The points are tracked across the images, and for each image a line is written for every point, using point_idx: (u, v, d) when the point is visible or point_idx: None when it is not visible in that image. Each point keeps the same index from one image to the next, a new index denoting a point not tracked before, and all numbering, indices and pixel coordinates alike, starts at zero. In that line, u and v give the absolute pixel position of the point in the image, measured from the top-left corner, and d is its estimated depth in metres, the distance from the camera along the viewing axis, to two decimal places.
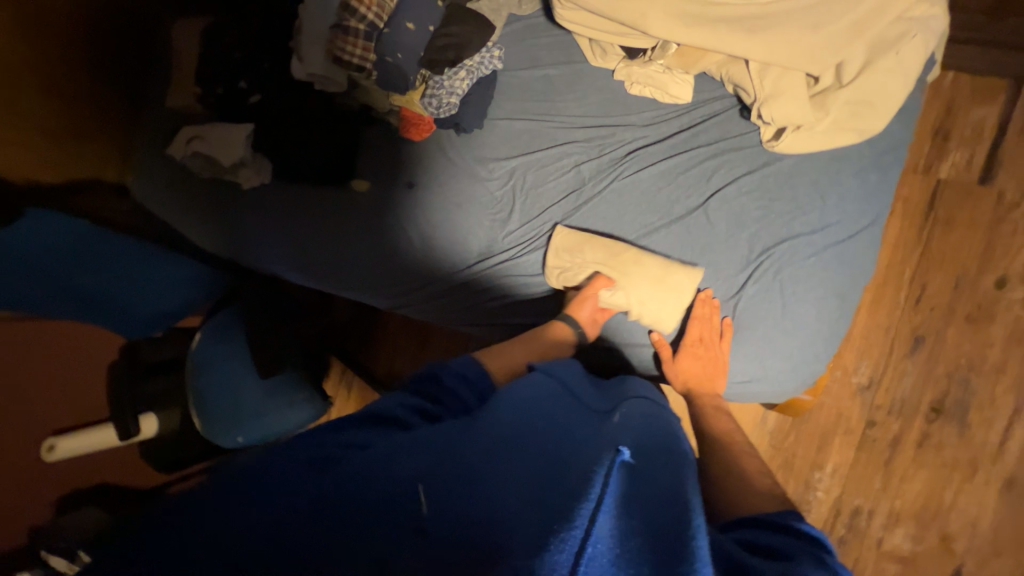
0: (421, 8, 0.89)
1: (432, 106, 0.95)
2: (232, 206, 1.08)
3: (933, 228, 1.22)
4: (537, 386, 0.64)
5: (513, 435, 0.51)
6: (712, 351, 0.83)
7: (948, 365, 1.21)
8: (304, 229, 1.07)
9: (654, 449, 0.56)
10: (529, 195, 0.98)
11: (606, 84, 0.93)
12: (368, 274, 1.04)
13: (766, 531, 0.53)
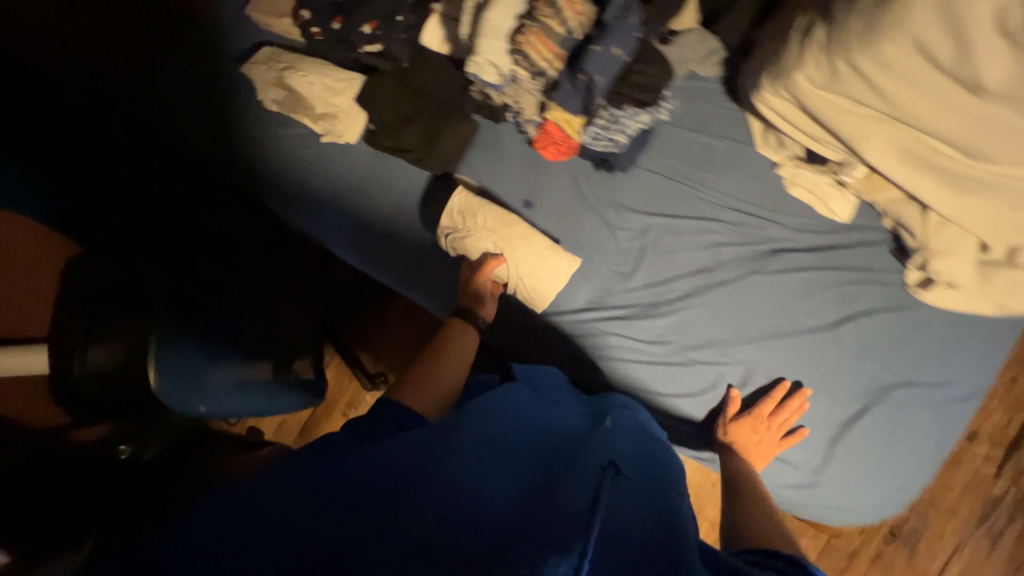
0: (626, 31, 0.78)
1: (592, 137, 0.87)
2: (310, 169, 1.05)
3: None
4: (532, 398, 0.67)
5: (507, 441, 0.52)
6: (772, 435, 0.82)
7: None
8: (345, 191, 1.03)
9: (640, 468, 0.55)
10: (659, 258, 0.92)
11: (766, 175, 0.91)
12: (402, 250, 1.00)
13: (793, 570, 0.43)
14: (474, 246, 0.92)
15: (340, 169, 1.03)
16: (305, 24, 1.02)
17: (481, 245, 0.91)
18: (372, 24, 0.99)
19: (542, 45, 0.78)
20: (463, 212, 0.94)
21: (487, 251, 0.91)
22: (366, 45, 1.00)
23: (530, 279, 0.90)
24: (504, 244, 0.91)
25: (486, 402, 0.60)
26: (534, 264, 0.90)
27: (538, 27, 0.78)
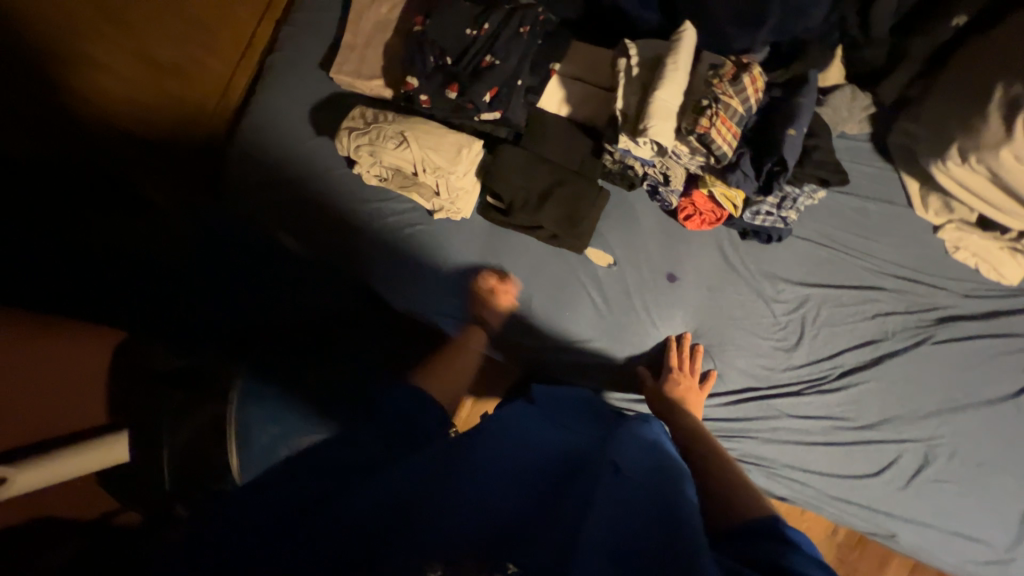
0: (802, 113, 0.75)
1: (752, 213, 0.84)
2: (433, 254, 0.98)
3: None
4: (537, 430, 0.69)
5: (506, 483, 0.51)
6: (686, 381, 0.87)
7: None
8: (448, 272, 0.99)
9: (649, 456, 0.60)
10: (820, 332, 0.88)
11: (927, 239, 0.87)
12: (507, 321, 0.97)
13: (775, 543, 0.48)
14: (377, 129, 0.91)
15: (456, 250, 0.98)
16: (413, 91, 0.91)
17: (384, 131, 0.90)
18: (492, 91, 0.87)
19: (722, 127, 0.73)
20: (453, 187, 0.91)
21: (386, 134, 0.90)
22: (484, 113, 0.89)
23: (413, 150, 0.88)
24: (401, 127, 0.90)
25: (492, 443, 0.60)
26: (430, 140, 0.89)
27: (721, 107, 0.73)
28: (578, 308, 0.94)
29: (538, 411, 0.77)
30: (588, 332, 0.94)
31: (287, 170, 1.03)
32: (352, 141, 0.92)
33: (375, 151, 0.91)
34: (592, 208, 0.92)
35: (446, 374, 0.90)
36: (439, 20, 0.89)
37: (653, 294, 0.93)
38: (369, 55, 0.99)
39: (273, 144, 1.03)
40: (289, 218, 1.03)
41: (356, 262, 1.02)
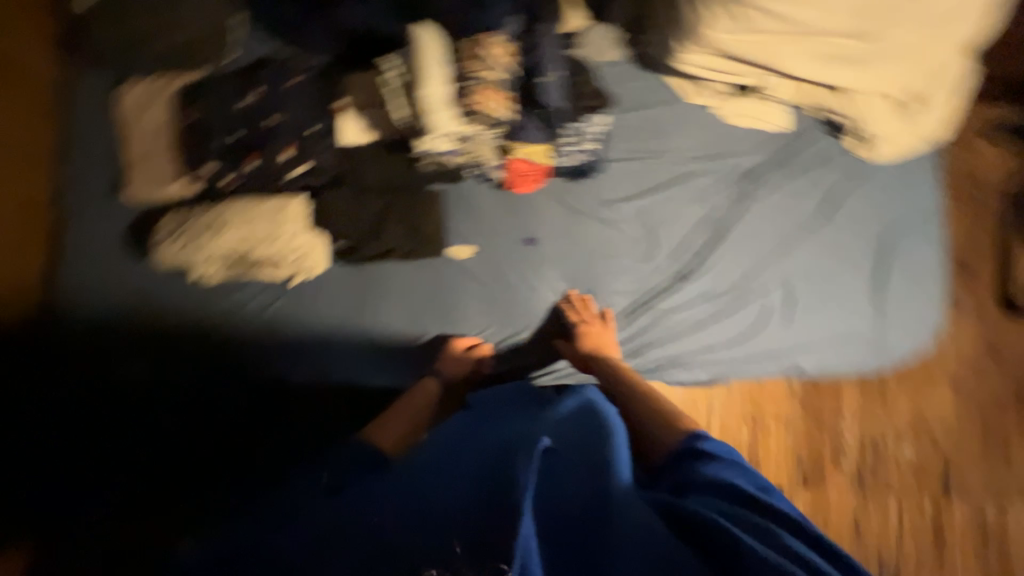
0: (551, 56, 0.84)
1: (560, 154, 0.91)
2: (303, 319, 0.96)
3: None
4: (476, 425, 0.78)
5: (453, 480, 0.63)
6: (597, 328, 0.94)
7: None
8: (325, 330, 0.97)
9: (579, 427, 0.72)
10: (665, 229, 0.98)
11: (705, 120, 1.01)
12: (405, 348, 0.97)
13: (695, 460, 0.70)
14: (191, 225, 0.90)
15: (325, 304, 0.97)
16: (213, 176, 0.92)
17: (198, 224, 0.90)
18: (292, 146, 0.91)
19: (488, 97, 0.80)
20: (290, 248, 0.91)
21: (201, 225, 0.89)
22: (291, 168, 0.91)
23: (235, 230, 0.89)
24: (214, 212, 0.90)
25: (440, 452, 0.71)
26: (246, 215, 0.89)
27: (479, 83, 0.80)
28: (464, 307, 0.97)
29: (473, 412, 0.86)
30: (483, 322, 0.97)
31: (127, 309, 0.96)
32: (173, 246, 0.91)
33: (199, 244, 0.90)
34: (429, 214, 0.96)
35: (394, 425, 0.83)
36: (211, 107, 0.94)
37: (521, 261, 0.98)
38: (161, 164, 0.97)
39: (94, 282, 0.96)
40: (140, 347, 0.95)
41: (235, 366, 0.95)
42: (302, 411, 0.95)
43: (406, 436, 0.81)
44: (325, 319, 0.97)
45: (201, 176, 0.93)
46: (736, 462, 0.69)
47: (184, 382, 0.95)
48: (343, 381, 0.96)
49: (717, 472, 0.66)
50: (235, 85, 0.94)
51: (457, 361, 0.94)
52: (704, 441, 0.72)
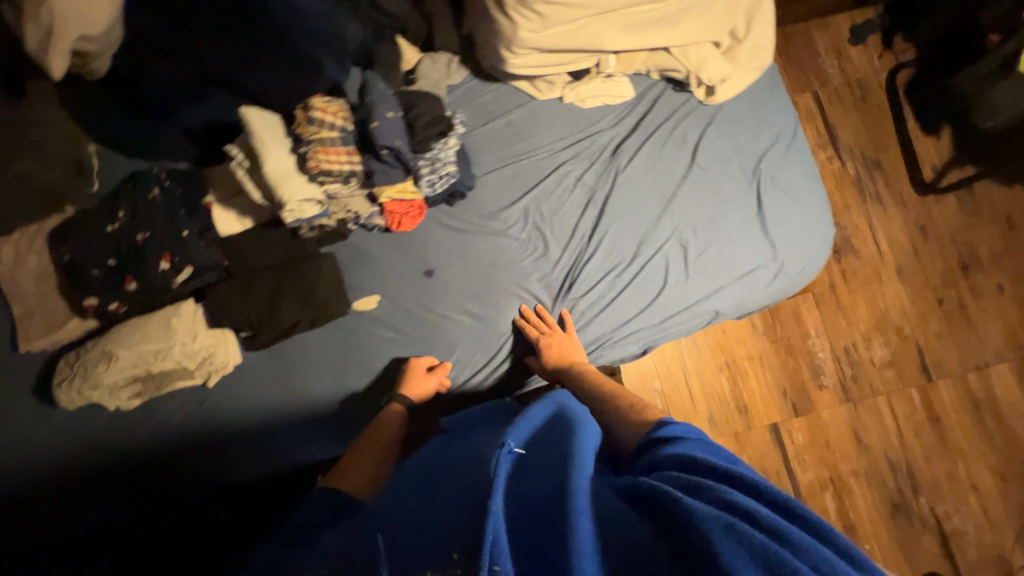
0: (386, 98, 0.85)
1: (429, 184, 0.94)
2: (231, 414, 0.96)
3: (829, 119, 1.95)
4: (449, 452, 0.72)
5: (434, 516, 0.55)
6: (559, 337, 0.95)
7: (843, 208, 1.89)
8: (256, 418, 0.96)
9: (550, 426, 0.66)
10: (552, 222, 1.01)
11: (561, 109, 1.04)
12: (339, 410, 0.97)
13: (660, 444, 0.61)
14: (84, 360, 0.89)
15: (248, 393, 0.96)
16: (99, 306, 0.91)
17: (89, 359, 0.88)
18: (166, 255, 0.91)
19: (331, 155, 0.82)
20: (192, 352, 0.91)
21: (93, 359, 0.88)
22: (175, 276, 0.92)
23: (128, 352, 0.88)
24: (103, 342, 0.89)
25: (408, 495, 0.64)
26: (136, 334, 0.89)
27: (316, 144, 0.81)
28: (386, 355, 0.98)
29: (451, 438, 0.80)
30: (406, 362, 0.98)
31: (51, 459, 0.94)
32: (72, 388, 0.89)
33: (96, 377, 0.88)
34: (320, 274, 0.95)
35: (358, 463, 0.80)
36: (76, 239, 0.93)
37: (427, 295, 1.00)
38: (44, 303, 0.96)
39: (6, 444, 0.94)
40: (73, 494, 0.93)
41: (174, 477, 0.95)
42: (256, 499, 0.96)
43: (375, 469, 0.79)
44: (250, 406, 0.96)
45: (89, 310, 0.92)
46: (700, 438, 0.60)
47: (131, 507, 0.94)
48: (289, 458, 0.97)
49: (686, 450, 0.56)
50: (90, 211, 0.93)
51: (418, 383, 0.93)
52: (664, 421, 0.64)
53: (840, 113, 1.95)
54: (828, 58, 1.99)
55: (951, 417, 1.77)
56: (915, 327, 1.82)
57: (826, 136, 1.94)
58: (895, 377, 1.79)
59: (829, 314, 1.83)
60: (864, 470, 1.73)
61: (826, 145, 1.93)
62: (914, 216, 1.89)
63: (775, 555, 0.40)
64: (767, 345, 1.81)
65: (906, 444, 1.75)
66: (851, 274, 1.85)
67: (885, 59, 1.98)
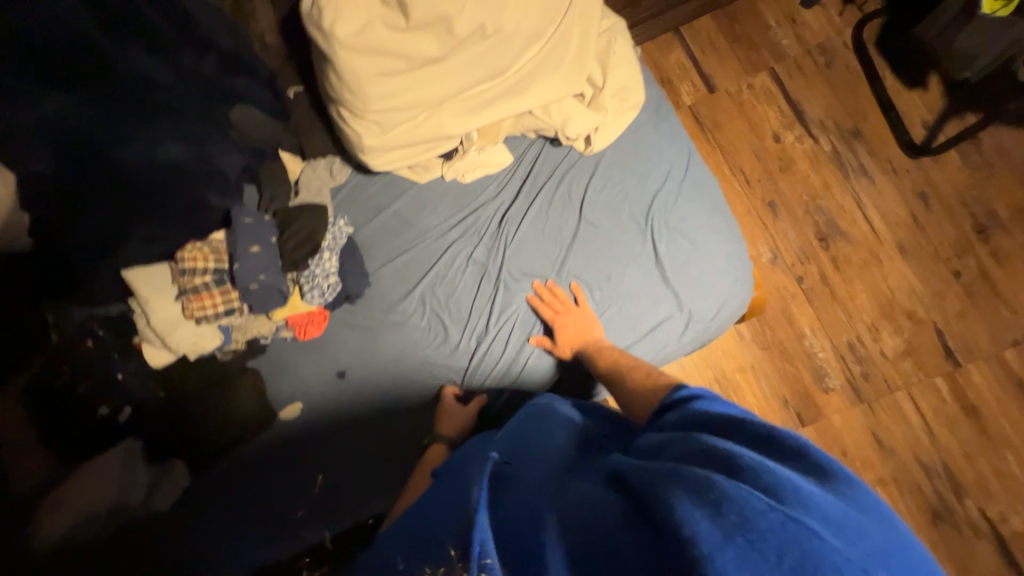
0: (253, 232, 0.95)
1: (317, 296, 0.99)
2: (169, 543, 0.97)
3: (791, 93, 1.77)
4: (452, 477, 0.72)
5: (435, 538, 0.55)
6: (575, 313, 0.92)
7: (824, 188, 1.71)
8: (194, 541, 0.98)
9: (531, 438, 0.67)
10: (450, 305, 1.01)
11: (444, 188, 1.04)
12: (270, 523, 1.00)
13: (677, 408, 0.64)
14: (38, 508, 0.93)
15: (177, 522, 0.99)
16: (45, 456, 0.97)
17: (44, 506, 0.93)
18: (104, 400, 1.00)
19: (205, 299, 0.94)
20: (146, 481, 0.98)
21: (48, 506, 0.93)
22: (116, 414, 1.00)
23: (82, 492, 0.94)
24: (57, 489, 0.94)
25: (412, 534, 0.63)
26: (87, 476, 0.95)
27: (190, 291, 0.93)
28: (317, 458, 1.02)
29: (444, 475, 0.77)
30: (344, 451, 1.02)
31: None
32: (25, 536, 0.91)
33: (49, 524, 0.92)
34: (257, 395, 1.03)
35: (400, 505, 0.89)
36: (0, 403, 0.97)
37: (343, 396, 1.03)
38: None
39: None
40: None
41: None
42: None
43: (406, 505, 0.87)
44: (189, 532, 0.99)
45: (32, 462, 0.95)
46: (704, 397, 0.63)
47: None
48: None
49: (706, 407, 0.61)
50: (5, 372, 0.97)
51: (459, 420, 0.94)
52: (669, 391, 0.69)
53: (804, 85, 1.78)
54: (781, 29, 1.82)
55: (989, 404, 1.55)
56: (930, 307, 1.61)
57: (792, 113, 1.76)
58: (916, 368, 1.59)
59: (827, 309, 1.64)
60: (895, 477, 1.53)
61: (795, 124, 1.75)
62: (909, 183, 1.69)
63: (706, 478, 0.43)
64: (759, 354, 1.63)
65: (940, 442, 1.54)
66: (844, 260, 1.66)
67: (846, 15, 1.80)
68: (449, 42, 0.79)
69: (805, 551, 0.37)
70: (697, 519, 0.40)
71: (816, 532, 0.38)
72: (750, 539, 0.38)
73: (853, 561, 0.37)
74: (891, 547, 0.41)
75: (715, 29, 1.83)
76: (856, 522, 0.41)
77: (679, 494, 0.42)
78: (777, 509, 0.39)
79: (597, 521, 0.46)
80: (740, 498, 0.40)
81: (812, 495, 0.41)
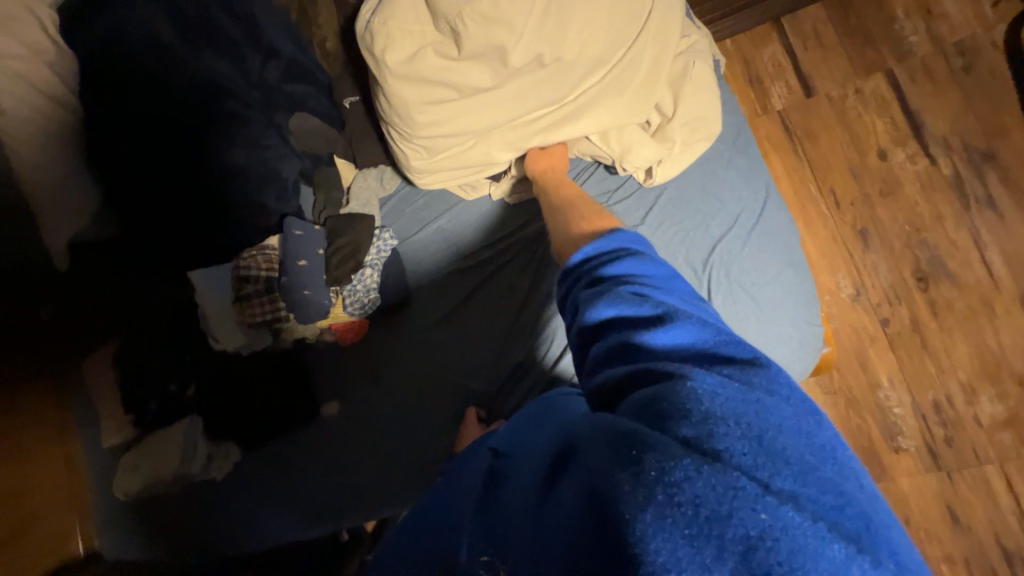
0: (304, 244, 1.00)
1: (357, 307, 1.03)
2: (215, 512, 1.08)
3: (910, 102, 1.50)
4: (454, 466, 0.76)
5: (435, 522, 0.63)
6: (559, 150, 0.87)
7: (935, 218, 1.45)
8: (235, 513, 1.08)
9: (523, 426, 0.69)
10: (485, 329, 1.04)
11: (491, 208, 1.07)
12: (300, 508, 1.07)
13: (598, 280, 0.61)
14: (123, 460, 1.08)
15: (218, 496, 1.08)
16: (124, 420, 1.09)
17: (128, 460, 1.07)
18: (173, 380, 1.09)
19: (256, 302, 1.00)
20: (208, 453, 1.08)
21: (128, 461, 1.07)
22: (182, 393, 1.09)
23: (154, 454, 1.06)
24: (136, 450, 1.07)
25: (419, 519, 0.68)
26: (159, 442, 1.07)
27: (244, 297, 1.00)
28: (347, 454, 1.08)
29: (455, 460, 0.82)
30: (375, 457, 1.07)
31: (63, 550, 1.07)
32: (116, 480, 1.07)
33: (131, 476, 1.06)
34: (306, 388, 1.09)
35: None
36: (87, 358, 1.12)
37: (373, 404, 1.08)
38: (41, 423, 1.06)
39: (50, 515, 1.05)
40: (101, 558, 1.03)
41: (168, 540, 1.06)
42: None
43: None
44: (232, 506, 1.08)
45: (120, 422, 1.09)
46: (633, 274, 0.60)
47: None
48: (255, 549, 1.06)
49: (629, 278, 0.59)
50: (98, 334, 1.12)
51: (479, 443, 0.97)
52: (585, 246, 0.66)
53: (929, 94, 1.50)
54: (910, 23, 1.53)
55: None
56: None
57: (908, 126, 1.50)
58: (1016, 441, 1.36)
59: (913, 358, 1.43)
60: (967, 558, 1.33)
61: (909, 140, 1.49)
62: None
63: (630, 433, 0.44)
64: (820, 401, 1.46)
65: None
66: (945, 306, 1.43)
67: (999, 11, 1.49)
68: (504, 73, 0.75)
69: (722, 498, 0.37)
70: (622, 487, 0.40)
71: (734, 475, 0.38)
72: (673, 497, 0.38)
73: (772, 496, 0.38)
74: (811, 460, 0.41)
75: (825, 20, 1.58)
76: (773, 443, 0.41)
77: (608, 462, 0.43)
78: (694, 456, 0.40)
79: (546, 494, 0.49)
80: (661, 455, 0.41)
81: (731, 429, 0.42)
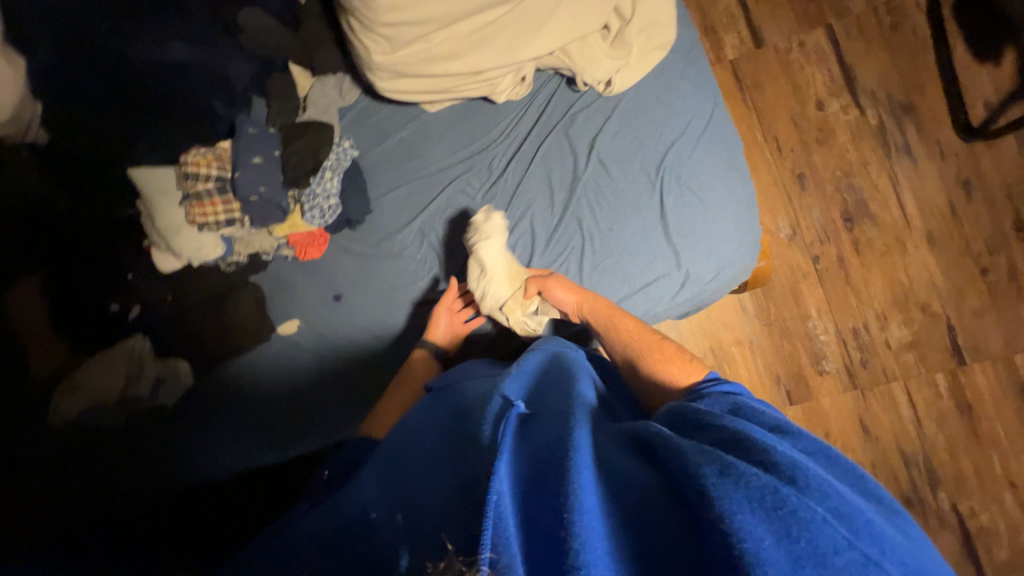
0: (258, 143, 0.97)
1: (317, 217, 1.00)
2: (168, 430, 1.03)
3: (845, 56, 1.63)
4: (440, 410, 0.67)
5: (416, 475, 0.51)
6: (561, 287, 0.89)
7: (861, 165, 1.60)
8: (187, 437, 1.03)
9: (544, 390, 0.62)
10: (447, 240, 1.04)
11: (455, 117, 1.02)
12: (254, 428, 1.05)
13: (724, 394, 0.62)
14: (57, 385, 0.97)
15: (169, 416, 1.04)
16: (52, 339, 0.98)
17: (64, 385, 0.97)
18: (116, 299, 1.03)
19: (207, 201, 0.96)
20: (157, 376, 1.02)
21: (62, 386, 0.97)
22: (126, 313, 1.04)
23: (95, 375, 0.98)
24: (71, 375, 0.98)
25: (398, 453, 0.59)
26: (99, 363, 0.98)
27: (193, 196, 0.96)
28: (306, 370, 1.06)
29: (432, 396, 0.78)
30: (334, 380, 1.06)
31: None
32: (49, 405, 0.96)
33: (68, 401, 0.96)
34: (257, 304, 1.05)
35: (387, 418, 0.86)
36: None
37: (332, 318, 1.06)
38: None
39: None
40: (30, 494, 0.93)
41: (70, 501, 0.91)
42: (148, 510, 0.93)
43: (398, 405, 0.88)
44: (186, 426, 1.03)
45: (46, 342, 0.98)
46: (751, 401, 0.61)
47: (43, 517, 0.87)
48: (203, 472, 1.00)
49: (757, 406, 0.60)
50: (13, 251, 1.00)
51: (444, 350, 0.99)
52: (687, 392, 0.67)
53: (862, 48, 1.62)
54: None
55: (987, 406, 1.53)
56: (946, 302, 1.55)
57: (842, 79, 1.62)
58: (917, 361, 1.55)
59: (838, 291, 1.58)
60: (873, 462, 1.53)
61: (843, 91, 1.62)
62: (954, 169, 1.58)
63: (773, 489, 0.39)
64: (759, 332, 1.59)
65: (926, 436, 1.53)
66: (866, 244, 1.59)
67: None
68: None
69: None
70: (771, 548, 0.36)
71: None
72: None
73: None
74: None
75: None
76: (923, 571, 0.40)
77: (755, 515, 0.38)
78: (856, 547, 0.37)
79: (641, 514, 0.42)
80: (813, 526, 0.37)
81: (879, 532, 0.40)
